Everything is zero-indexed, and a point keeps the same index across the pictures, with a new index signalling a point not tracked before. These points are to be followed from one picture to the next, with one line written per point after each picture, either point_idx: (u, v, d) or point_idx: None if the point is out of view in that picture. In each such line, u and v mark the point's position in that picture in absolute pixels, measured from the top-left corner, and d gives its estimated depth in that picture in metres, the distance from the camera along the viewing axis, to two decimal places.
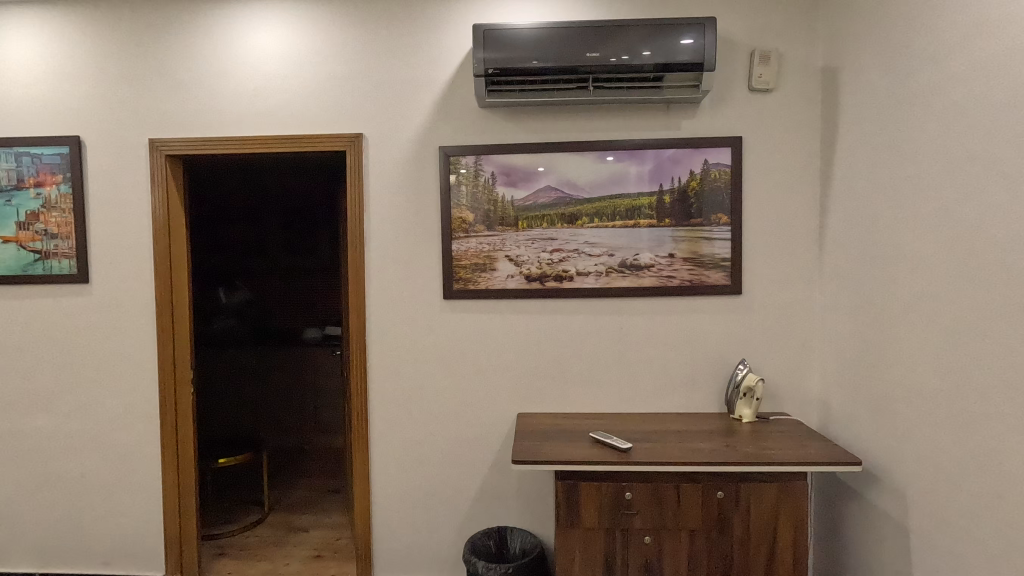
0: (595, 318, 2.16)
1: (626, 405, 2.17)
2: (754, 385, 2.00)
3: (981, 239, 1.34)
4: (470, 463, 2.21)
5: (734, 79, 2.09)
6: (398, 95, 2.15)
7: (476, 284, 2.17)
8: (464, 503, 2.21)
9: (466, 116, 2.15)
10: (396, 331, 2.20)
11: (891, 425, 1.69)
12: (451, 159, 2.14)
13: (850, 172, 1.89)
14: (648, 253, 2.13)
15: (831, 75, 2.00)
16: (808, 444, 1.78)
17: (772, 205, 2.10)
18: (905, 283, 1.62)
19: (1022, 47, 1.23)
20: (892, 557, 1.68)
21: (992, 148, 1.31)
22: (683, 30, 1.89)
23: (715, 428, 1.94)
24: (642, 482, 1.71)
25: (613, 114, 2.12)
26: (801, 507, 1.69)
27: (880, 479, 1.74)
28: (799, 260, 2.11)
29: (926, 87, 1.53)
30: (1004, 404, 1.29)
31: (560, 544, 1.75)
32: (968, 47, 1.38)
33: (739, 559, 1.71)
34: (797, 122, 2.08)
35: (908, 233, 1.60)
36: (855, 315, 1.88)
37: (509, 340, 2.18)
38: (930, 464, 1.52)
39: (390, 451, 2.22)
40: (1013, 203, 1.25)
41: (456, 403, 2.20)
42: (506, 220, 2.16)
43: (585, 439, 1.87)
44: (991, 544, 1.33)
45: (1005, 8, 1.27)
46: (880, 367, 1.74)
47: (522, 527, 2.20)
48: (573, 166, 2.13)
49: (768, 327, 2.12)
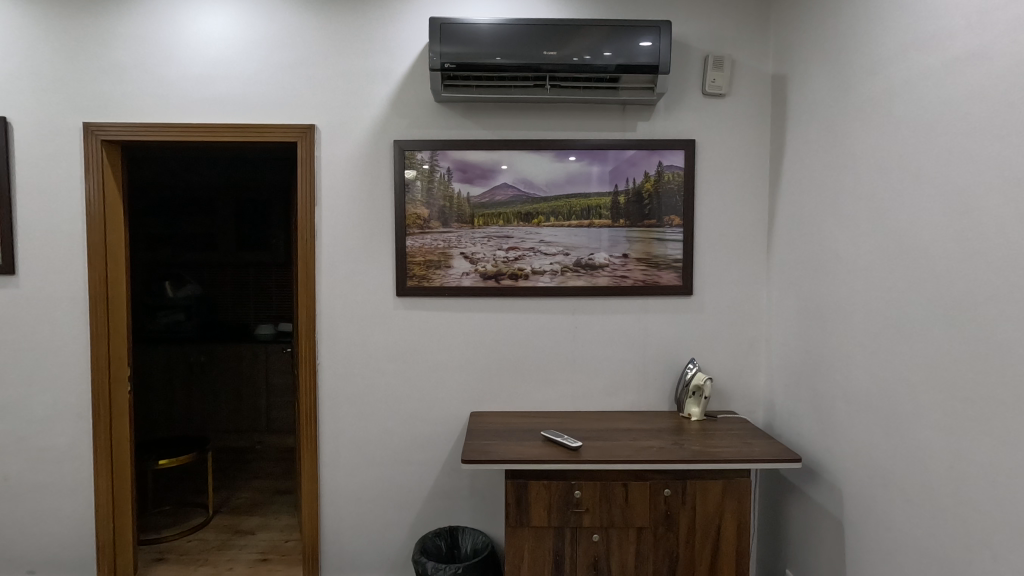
0: (551, 317, 2.16)
1: (579, 404, 2.18)
2: (702, 384, 2.04)
3: (914, 245, 1.40)
4: (421, 463, 2.18)
5: (689, 84, 2.13)
6: (352, 87, 2.10)
7: (430, 281, 2.14)
8: (415, 503, 2.18)
9: (422, 110, 2.11)
10: (348, 329, 2.15)
11: (830, 423, 1.75)
12: (406, 153, 2.10)
13: (797, 178, 1.95)
14: (603, 253, 2.15)
15: (781, 83, 2.06)
16: (752, 443, 1.83)
17: (724, 208, 2.15)
18: (845, 287, 1.68)
19: (953, 63, 1.29)
20: (829, 550, 1.74)
21: (924, 158, 1.37)
22: (641, 32, 1.91)
23: (665, 427, 1.97)
24: (592, 480, 1.72)
25: (570, 114, 2.12)
26: (743, 503, 1.74)
27: (819, 476, 1.80)
28: (748, 262, 2.16)
29: (867, 97, 1.58)
30: (931, 402, 1.35)
31: (510, 543, 1.74)
32: (906, 61, 1.44)
33: (685, 555, 1.75)
34: (747, 128, 2.14)
35: (849, 239, 1.66)
36: (799, 317, 1.93)
37: (464, 338, 2.16)
38: (865, 461, 1.58)
39: (340, 450, 2.17)
40: (942, 211, 1.31)
41: (409, 402, 2.16)
42: (462, 217, 2.13)
43: (537, 438, 1.87)
44: (917, 536, 1.39)
45: (940, 25, 1.33)
46: (821, 368, 1.80)
47: (474, 527, 2.18)
48: (530, 164, 2.12)
49: (718, 327, 2.17)
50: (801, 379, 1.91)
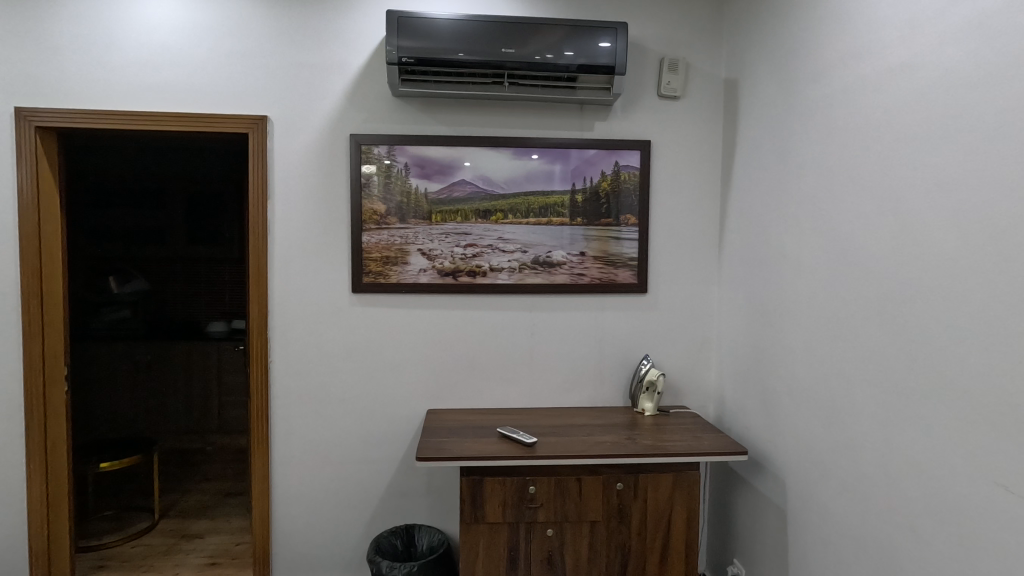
0: (508, 314, 2.17)
1: (537, 401, 2.20)
2: (655, 379, 2.08)
3: (852, 246, 1.46)
4: (377, 462, 2.15)
5: (645, 85, 2.16)
6: (307, 78, 2.05)
7: (387, 278, 2.11)
8: (370, 503, 2.16)
9: (379, 104, 2.08)
10: (301, 326, 2.10)
11: (775, 417, 1.82)
12: (363, 147, 2.07)
13: (747, 180, 2.01)
14: (560, 252, 2.16)
15: (732, 86, 2.12)
16: (702, 436, 1.88)
17: (678, 207, 2.20)
18: (789, 285, 1.74)
19: (888, 73, 1.35)
20: (773, 538, 1.81)
21: (862, 162, 1.44)
22: (599, 33, 1.93)
23: (619, 423, 2.01)
24: (546, 475, 1.73)
25: (529, 112, 2.13)
26: (693, 495, 1.79)
27: (764, 467, 1.87)
28: (700, 261, 2.22)
29: (811, 103, 1.65)
30: (865, 396, 1.42)
31: (465, 540, 1.74)
32: (845, 69, 1.50)
33: (636, 547, 1.78)
34: (699, 130, 2.19)
35: (794, 239, 1.72)
36: (748, 314, 1.99)
37: (422, 336, 2.14)
38: (807, 453, 1.65)
39: (293, 449, 2.12)
40: (876, 213, 1.38)
41: (364, 400, 2.14)
42: (419, 213, 2.12)
43: (493, 435, 1.87)
44: (851, 523, 1.46)
45: (875, 36, 1.39)
46: (767, 363, 1.87)
47: (430, 525, 2.17)
48: (488, 161, 2.12)
49: (672, 324, 2.22)
50: (749, 375, 1.98)
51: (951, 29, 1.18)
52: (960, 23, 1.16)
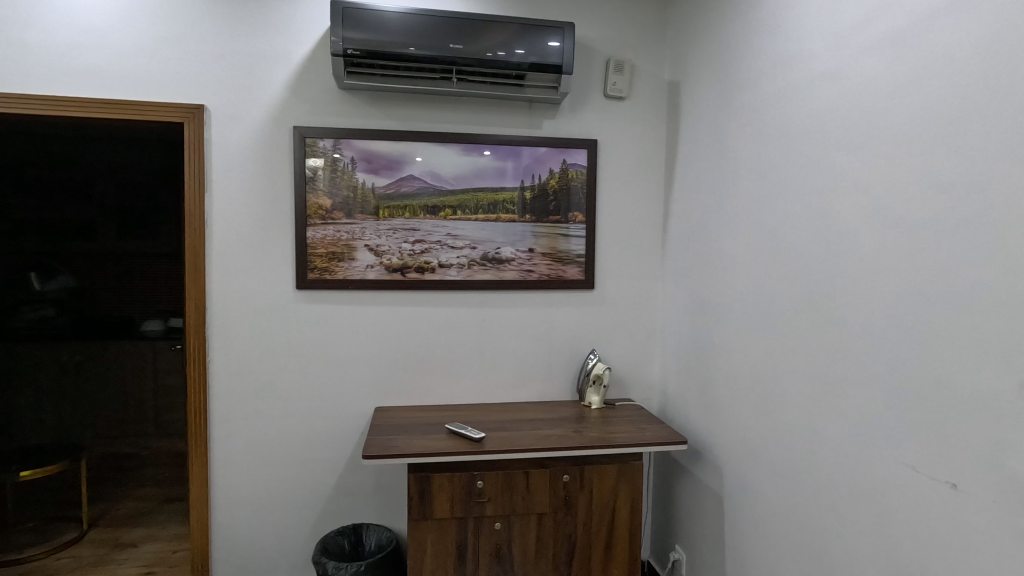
0: (458, 310, 2.17)
1: (486, 396, 2.21)
2: (601, 373, 2.12)
3: (783, 243, 1.54)
4: (323, 461, 2.11)
5: (592, 85, 2.20)
6: (247, 67, 1.98)
7: (333, 274, 2.07)
8: (317, 503, 2.12)
9: (324, 96, 2.04)
10: (242, 323, 2.04)
11: (713, 407, 1.90)
12: (307, 140, 2.02)
13: (689, 180, 2.08)
14: (509, 248, 2.18)
15: (674, 89, 2.19)
16: (645, 428, 1.94)
17: (624, 205, 2.25)
18: (727, 281, 1.82)
19: (815, 81, 1.43)
20: (711, 523, 1.89)
21: (791, 165, 1.52)
22: (547, 32, 1.95)
23: (567, 416, 2.04)
24: (494, 470, 1.75)
25: (477, 109, 2.13)
26: (636, 484, 1.84)
27: (703, 455, 1.95)
28: (644, 258, 2.28)
29: (746, 107, 1.72)
30: (793, 385, 1.50)
31: (412, 537, 1.73)
32: (777, 75, 1.58)
33: (582, 537, 1.83)
34: (644, 130, 2.25)
35: (730, 237, 1.80)
36: (689, 309, 2.07)
37: (370, 333, 2.11)
38: (742, 441, 1.73)
39: (234, 450, 2.05)
40: (804, 213, 1.46)
41: (310, 399, 2.09)
42: (367, 208, 2.08)
43: (441, 431, 1.87)
44: (781, 505, 1.54)
45: (803, 46, 1.48)
46: (707, 356, 1.94)
47: (378, 524, 2.14)
48: (437, 156, 2.11)
49: (618, 320, 2.28)
50: (690, 368, 2.06)
51: (868, 41, 1.27)
52: (876, 36, 1.25)
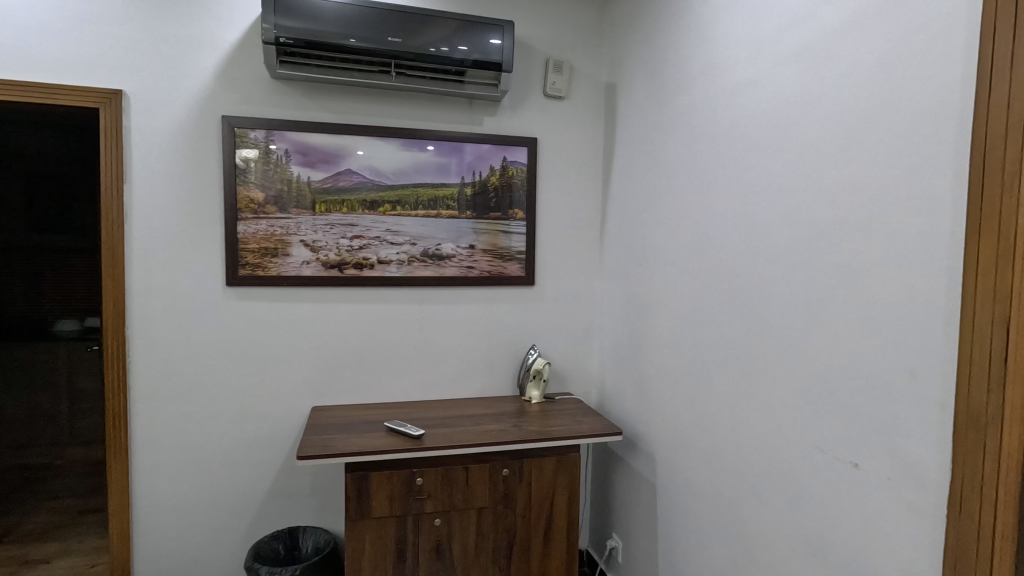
0: (397, 307, 2.14)
1: (427, 393, 2.20)
2: (541, 368, 2.16)
3: (710, 241, 1.62)
4: (256, 464, 2.04)
5: (532, 84, 2.23)
6: (170, 52, 1.88)
7: (266, 270, 2.00)
8: (249, 507, 2.04)
9: (255, 85, 1.96)
10: (167, 322, 1.93)
11: (646, 399, 1.97)
12: (237, 131, 1.94)
13: (624, 179, 2.15)
14: (449, 244, 2.18)
15: (611, 91, 2.25)
16: (583, 420, 1.99)
17: (563, 203, 2.30)
18: (659, 277, 1.89)
19: (737, 87, 1.52)
20: (645, 510, 1.96)
21: (716, 167, 1.60)
22: (487, 30, 1.95)
23: (507, 411, 2.07)
24: (433, 466, 1.75)
25: (417, 104, 2.12)
26: (573, 476, 1.89)
27: (638, 445, 2.02)
28: (583, 255, 2.34)
29: (677, 110, 1.80)
30: (718, 376, 1.58)
31: (350, 537, 1.71)
32: (704, 81, 1.66)
33: (522, 529, 1.86)
34: (583, 130, 2.30)
35: (663, 235, 1.87)
36: (625, 304, 2.13)
37: (306, 331, 2.06)
38: (673, 430, 1.81)
39: (158, 455, 1.95)
40: (728, 212, 1.54)
41: (242, 400, 2.01)
42: (302, 203, 2.03)
43: (380, 429, 1.85)
44: (708, 490, 1.62)
45: (727, 54, 1.56)
46: (641, 350, 2.01)
47: (315, 526, 2.09)
48: (375, 151, 2.08)
49: (557, 315, 2.32)
50: (626, 361, 2.12)
51: (783, 52, 1.35)
52: (790, 47, 1.33)
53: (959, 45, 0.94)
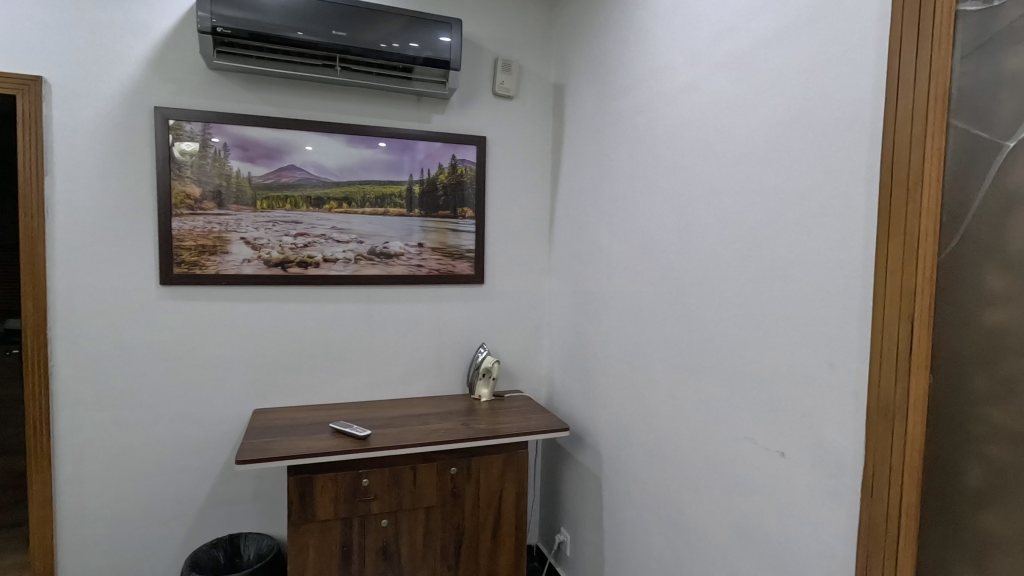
0: (344, 306, 2.11)
1: (374, 393, 2.17)
2: (491, 366, 2.16)
3: (651, 240, 1.67)
4: (194, 470, 1.96)
5: (481, 83, 2.24)
6: (96, 38, 1.78)
7: (203, 268, 1.92)
8: (186, 515, 1.96)
9: (190, 75, 1.88)
10: (94, 323, 1.83)
11: (593, 395, 2.01)
12: (171, 123, 1.86)
13: (572, 179, 2.18)
14: (397, 243, 2.15)
15: (559, 92, 2.28)
16: (531, 417, 2.01)
17: (512, 202, 2.31)
18: (604, 275, 1.94)
19: (677, 92, 1.57)
20: (592, 504, 2.00)
21: (657, 169, 1.65)
22: (435, 27, 1.94)
23: (457, 410, 2.06)
24: (380, 467, 1.73)
25: (364, 99, 2.08)
26: (522, 472, 1.91)
27: (585, 441, 2.06)
28: (532, 254, 2.36)
29: (621, 113, 1.84)
30: (659, 371, 1.64)
31: (292, 542, 1.67)
32: (646, 85, 1.71)
33: (470, 527, 1.86)
34: (532, 130, 2.32)
35: (608, 234, 1.91)
36: (573, 303, 2.17)
37: (246, 331, 1.99)
38: (617, 425, 1.85)
39: (85, 464, 1.85)
40: (668, 212, 1.59)
41: (178, 403, 1.93)
42: (242, 199, 1.96)
43: (325, 430, 1.81)
44: (650, 482, 1.67)
45: (667, 60, 1.61)
46: (588, 347, 2.05)
47: (257, 532, 2.03)
48: (319, 147, 2.03)
49: (507, 314, 2.34)
50: (574, 359, 2.16)
51: (718, 60, 1.41)
52: (724, 55, 1.39)
53: (871, 59, 1.01)
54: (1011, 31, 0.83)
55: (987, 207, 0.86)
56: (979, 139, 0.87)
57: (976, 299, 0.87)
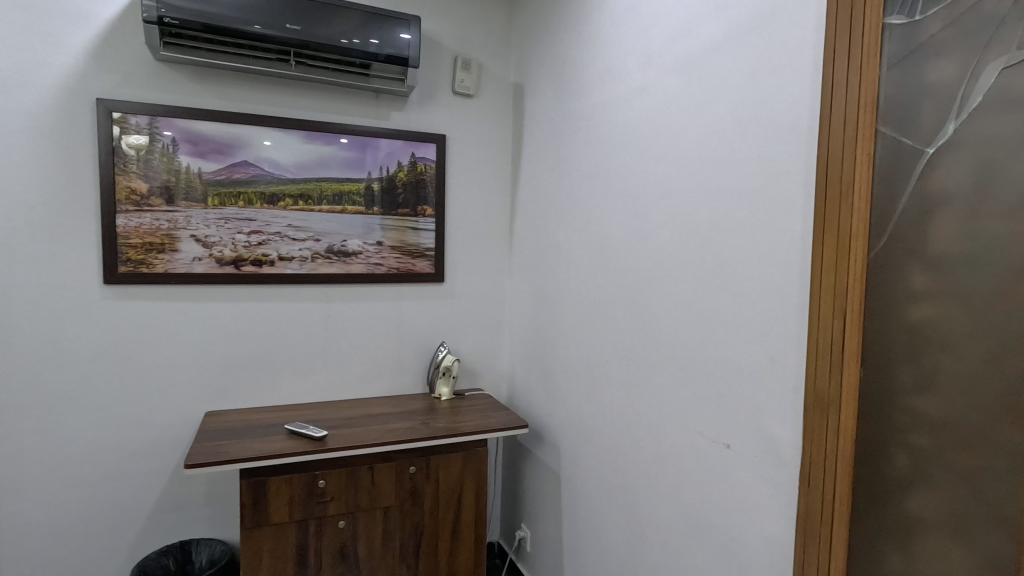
0: (300, 305, 2.07)
1: (332, 394, 2.14)
2: (451, 365, 2.16)
3: (607, 239, 1.70)
4: (142, 475, 1.90)
5: (440, 80, 2.23)
6: (32, 25, 1.70)
7: (151, 267, 1.86)
8: (134, 522, 1.90)
9: (136, 67, 1.81)
10: (32, 324, 1.75)
11: (551, 392, 2.03)
12: (115, 115, 1.79)
13: (531, 178, 2.20)
14: (355, 241, 2.13)
15: (519, 91, 2.29)
16: (491, 415, 2.02)
17: (472, 200, 2.31)
18: (563, 273, 1.96)
19: (630, 94, 1.60)
20: (551, 500, 2.03)
21: (613, 170, 1.68)
22: (393, 23, 1.91)
23: (416, 409, 2.06)
24: (337, 468, 1.71)
25: (320, 95, 2.05)
26: (481, 470, 1.92)
27: (544, 437, 2.08)
28: (493, 252, 2.37)
29: (578, 113, 1.86)
30: (614, 368, 1.67)
31: (246, 546, 1.63)
32: (602, 87, 1.73)
33: (429, 525, 1.86)
34: (491, 129, 2.33)
35: (566, 233, 1.94)
36: (533, 301, 2.19)
37: (197, 331, 1.94)
38: (575, 421, 1.88)
39: (22, 472, 1.76)
40: (623, 212, 1.63)
41: (124, 407, 1.86)
42: (192, 195, 1.90)
43: (280, 432, 1.77)
44: (606, 476, 1.70)
45: (621, 62, 1.64)
46: (547, 345, 2.07)
47: (210, 537, 1.98)
48: (274, 143, 1.99)
49: (467, 312, 2.34)
50: (533, 356, 2.18)
51: (669, 64, 1.44)
52: (674, 60, 1.42)
53: (808, 68, 1.05)
54: (930, 44, 0.88)
55: (910, 210, 0.91)
56: (903, 146, 0.91)
57: (903, 297, 0.92)
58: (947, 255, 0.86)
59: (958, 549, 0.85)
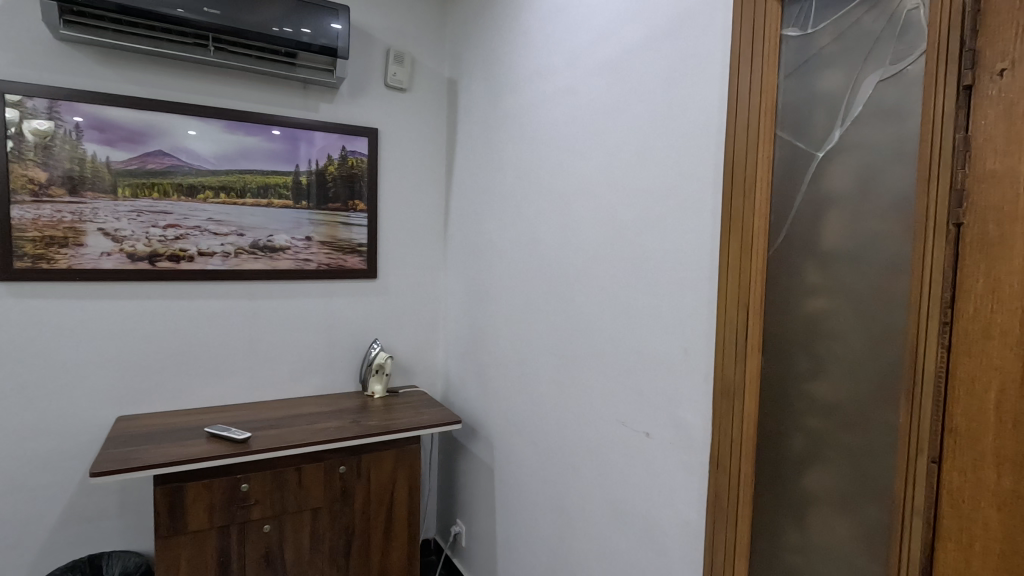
0: (223, 302, 1.98)
1: (259, 394, 2.06)
2: (384, 362, 2.14)
3: (537, 236, 1.73)
4: (44, 486, 1.76)
5: (372, 73, 2.19)
6: None
7: (52, 262, 1.73)
8: (35, 537, 1.76)
9: (32, 46, 1.68)
10: None
11: (485, 387, 2.05)
12: (8, 98, 1.65)
13: (465, 174, 2.20)
14: (282, 236, 2.06)
15: (452, 87, 2.29)
16: (425, 411, 2.01)
17: (406, 196, 2.29)
18: (496, 269, 1.97)
19: (558, 95, 1.63)
20: (485, 494, 2.05)
21: (542, 167, 1.71)
22: (321, 12, 1.86)
23: (348, 408, 2.02)
24: (261, 471, 1.65)
25: (242, 84, 1.97)
26: (414, 467, 1.90)
27: (479, 432, 2.09)
28: (427, 248, 2.35)
29: (509, 111, 1.88)
30: (544, 362, 1.70)
31: (161, 557, 1.55)
32: (531, 86, 1.76)
33: (360, 525, 1.83)
34: (425, 124, 2.31)
35: (498, 229, 1.95)
36: (467, 297, 2.19)
37: (107, 331, 1.82)
38: (507, 415, 1.90)
39: None
40: (552, 209, 1.66)
41: (22, 413, 1.73)
42: (99, 186, 1.78)
43: (200, 435, 1.70)
44: (537, 469, 1.74)
45: (550, 62, 1.66)
46: (481, 340, 2.09)
47: (122, 549, 1.86)
48: (192, 132, 1.89)
49: (401, 309, 2.32)
50: (467, 352, 2.19)
51: (593, 67, 1.48)
52: (598, 62, 1.46)
53: (717, 74, 1.11)
54: (820, 57, 0.95)
55: (805, 210, 0.98)
56: (799, 150, 0.98)
57: (800, 291, 0.99)
58: (835, 252, 0.93)
59: (843, 522, 0.92)
